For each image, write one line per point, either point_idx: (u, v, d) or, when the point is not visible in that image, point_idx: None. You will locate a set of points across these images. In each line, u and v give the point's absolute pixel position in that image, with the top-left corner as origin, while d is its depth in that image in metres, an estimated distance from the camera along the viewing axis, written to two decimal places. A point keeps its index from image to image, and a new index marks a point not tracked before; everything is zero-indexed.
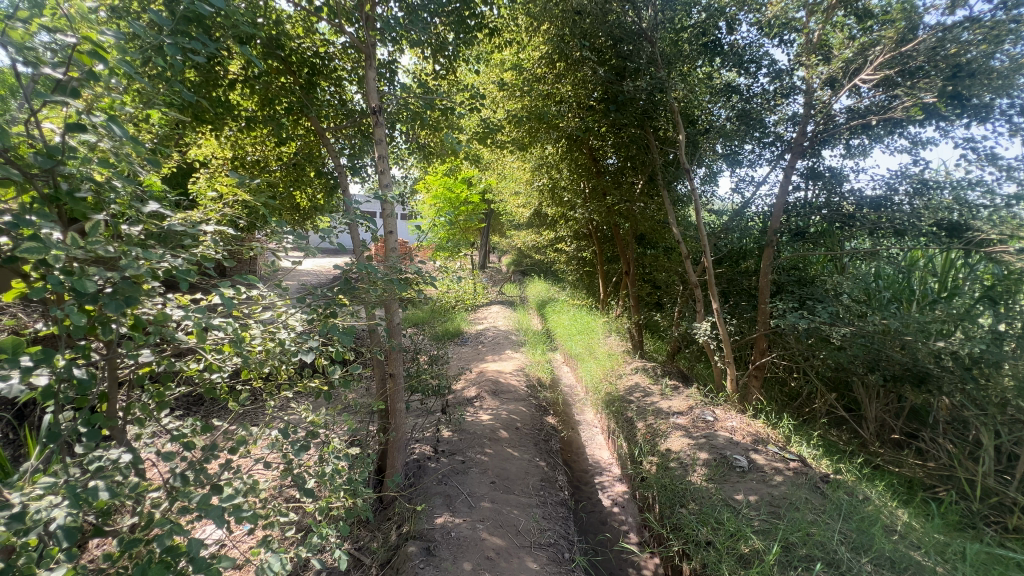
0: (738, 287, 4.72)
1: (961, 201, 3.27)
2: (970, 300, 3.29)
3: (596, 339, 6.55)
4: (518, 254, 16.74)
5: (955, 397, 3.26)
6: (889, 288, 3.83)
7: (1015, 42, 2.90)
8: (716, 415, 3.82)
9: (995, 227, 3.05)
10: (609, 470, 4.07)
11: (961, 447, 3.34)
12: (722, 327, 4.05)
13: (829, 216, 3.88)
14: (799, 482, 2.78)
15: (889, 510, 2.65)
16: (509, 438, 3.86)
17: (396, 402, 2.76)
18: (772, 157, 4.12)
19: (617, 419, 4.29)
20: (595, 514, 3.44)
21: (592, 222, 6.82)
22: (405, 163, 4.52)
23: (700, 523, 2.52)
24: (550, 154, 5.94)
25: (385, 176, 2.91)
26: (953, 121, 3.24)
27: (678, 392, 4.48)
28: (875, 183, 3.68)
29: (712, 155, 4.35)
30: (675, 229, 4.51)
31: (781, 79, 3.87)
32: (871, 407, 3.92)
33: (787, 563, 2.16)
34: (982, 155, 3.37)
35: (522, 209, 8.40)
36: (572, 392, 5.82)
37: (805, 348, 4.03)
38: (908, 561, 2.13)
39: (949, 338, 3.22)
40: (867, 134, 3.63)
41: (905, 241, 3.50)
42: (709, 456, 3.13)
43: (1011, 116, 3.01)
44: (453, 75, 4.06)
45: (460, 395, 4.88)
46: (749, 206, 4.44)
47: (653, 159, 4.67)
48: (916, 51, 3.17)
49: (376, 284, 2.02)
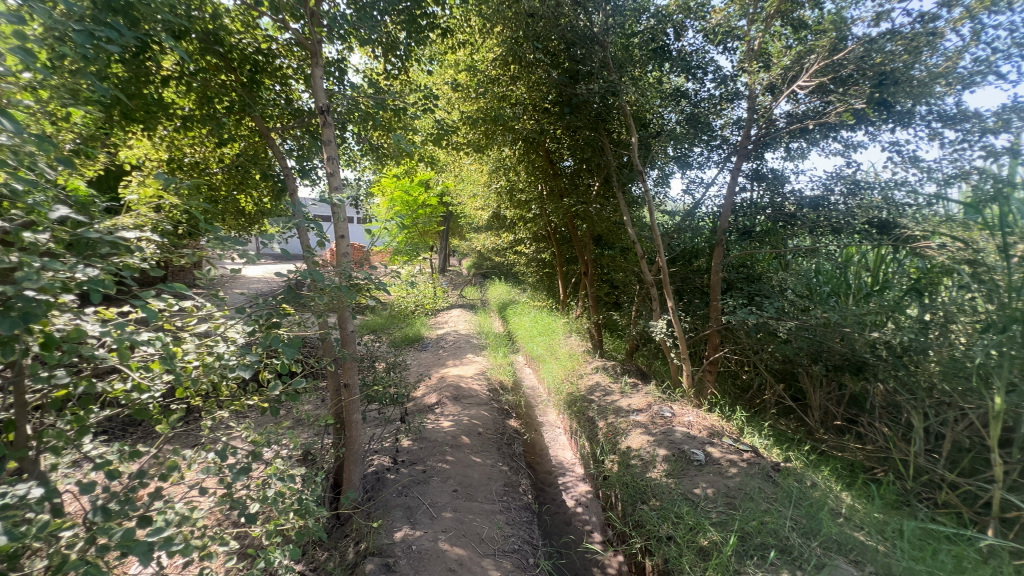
0: (691, 285, 4.87)
1: (889, 200, 3.58)
2: (899, 293, 3.59)
3: (557, 340, 6.60)
4: (477, 257, 16.66)
5: (889, 383, 3.49)
6: (828, 283, 4.07)
7: (932, 54, 3.15)
8: (674, 410, 3.91)
9: (920, 224, 3.37)
10: (572, 471, 4.10)
11: (895, 430, 3.59)
12: (677, 325, 4.16)
13: (773, 215, 4.10)
14: (753, 472, 2.87)
15: (835, 495, 2.80)
16: (471, 444, 3.79)
17: (351, 413, 2.63)
18: (719, 160, 4.30)
19: (580, 419, 4.33)
20: (559, 516, 3.45)
21: (550, 224, 6.90)
22: (358, 165, 4.41)
23: (661, 518, 2.55)
24: (507, 156, 5.93)
25: (335, 179, 2.80)
26: (880, 125, 3.47)
27: (637, 389, 4.56)
28: (813, 184, 3.92)
29: (664, 157, 4.47)
30: (630, 230, 4.59)
31: (725, 84, 4.08)
32: (816, 396, 4.18)
33: (743, 552, 2.20)
34: (905, 158, 3.66)
35: (481, 211, 8.38)
36: (534, 394, 5.83)
37: (755, 342, 4.19)
38: (853, 543, 2.23)
39: (882, 329, 3.46)
40: (805, 138, 3.82)
41: (842, 239, 3.76)
42: (668, 451, 3.19)
43: (930, 121, 3.29)
44: (405, 75, 3.98)
45: (421, 402, 4.77)
46: (699, 207, 4.60)
47: (607, 161, 4.72)
48: (846, 60, 3.39)
49: (323, 292, 1.91)
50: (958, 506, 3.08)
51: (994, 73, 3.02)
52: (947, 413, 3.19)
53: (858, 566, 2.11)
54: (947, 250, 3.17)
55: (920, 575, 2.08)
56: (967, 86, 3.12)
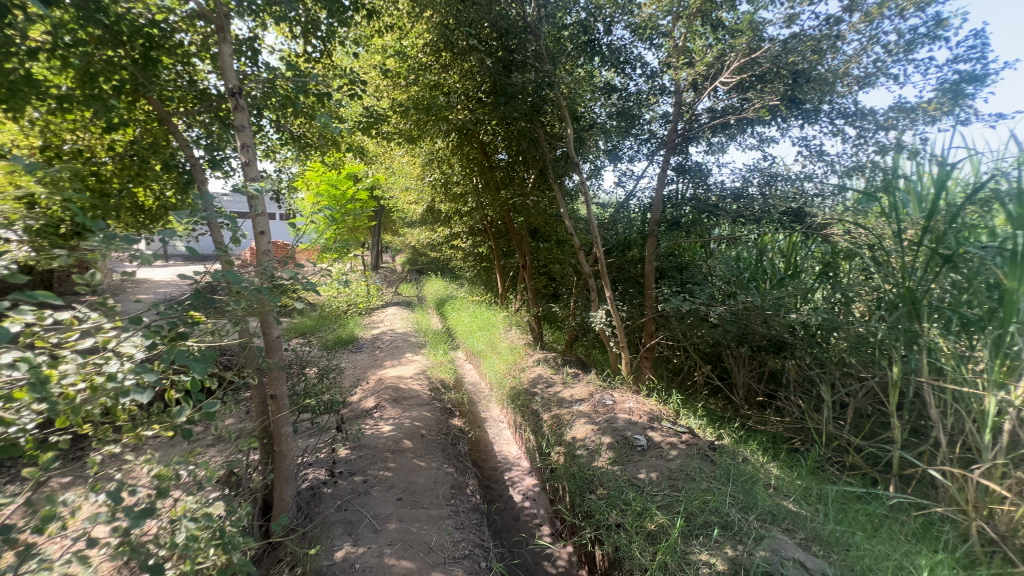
0: (626, 275, 5.01)
1: (801, 191, 3.88)
2: (812, 277, 3.95)
3: (497, 334, 6.56)
4: (411, 253, 16.19)
5: (804, 360, 3.80)
6: (749, 270, 4.36)
7: (835, 54, 3.43)
8: (615, 397, 3.98)
9: (827, 213, 3.67)
10: (518, 465, 4.08)
11: (808, 402, 3.96)
12: (615, 315, 4.25)
13: (699, 207, 4.27)
14: (692, 453, 2.98)
15: (765, 468, 2.98)
16: (413, 447, 3.65)
17: (281, 426, 2.40)
18: (648, 153, 4.43)
19: (523, 413, 4.32)
20: (507, 513, 3.41)
21: (486, 217, 6.83)
22: (278, 156, 4.06)
23: (610, 506, 2.58)
24: (440, 148, 5.76)
25: (251, 169, 2.53)
26: (791, 122, 3.76)
27: (579, 379, 4.62)
28: (734, 176, 4.16)
29: (596, 150, 4.55)
30: (567, 222, 4.61)
31: (653, 80, 4.21)
32: (740, 375, 4.50)
33: (689, 533, 2.26)
34: (813, 152, 3.96)
35: (414, 205, 8.11)
36: (476, 390, 5.74)
37: (686, 329, 4.38)
38: (785, 512, 2.38)
39: (798, 310, 3.75)
40: (725, 133, 4.05)
41: (760, 228, 4.02)
42: (612, 439, 3.24)
43: (833, 118, 3.60)
44: (329, 59, 3.70)
45: (358, 407, 4.52)
46: (631, 199, 4.73)
47: (543, 154, 4.71)
48: (762, 59, 3.59)
49: (240, 297, 1.71)
50: (864, 468, 3.42)
51: (885, 75, 3.35)
52: (853, 383, 3.59)
53: (790, 533, 2.25)
54: (850, 236, 3.51)
55: (842, 535, 2.26)
56: (863, 86, 3.43)
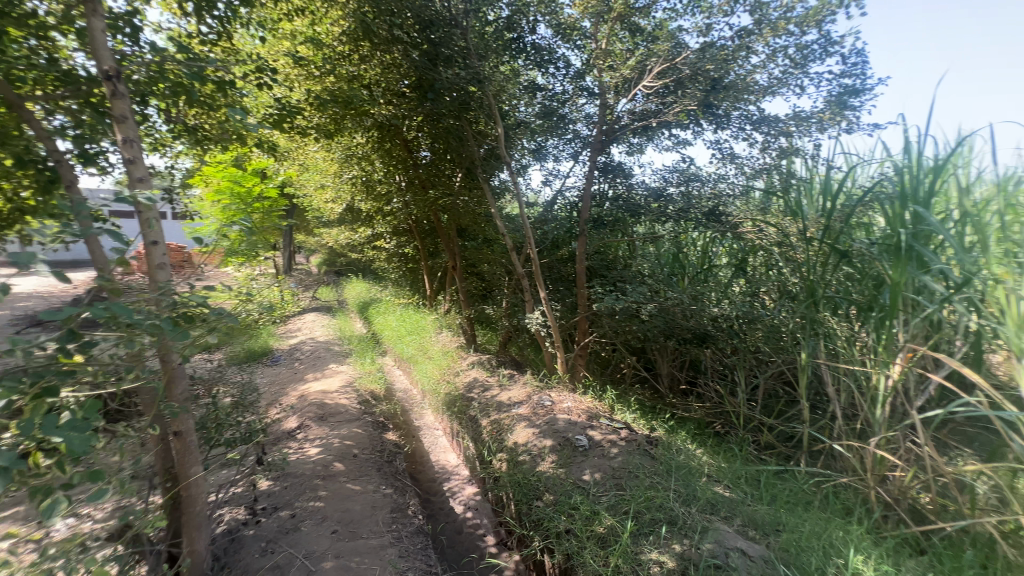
0: (557, 274, 5.05)
1: (716, 192, 4.12)
2: (727, 271, 4.23)
3: (427, 337, 6.34)
4: (328, 254, 15.24)
5: (723, 350, 4.07)
6: (671, 266, 4.58)
7: (744, 64, 3.67)
8: (553, 398, 3.98)
9: (740, 212, 3.94)
10: (457, 474, 3.95)
11: (725, 387, 4.29)
12: (551, 316, 4.28)
13: (624, 206, 4.41)
14: (631, 449, 3.04)
15: (697, 457, 3.12)
16: (345, 470, 3.39)
17: (187, 468, 2.08)
18: (572, 153, 4.49)
19: (461, 420, 4.19)
20: (449, 528, 3.28)
21: (412, 217, 6.57)
22: (169, 150, 3.55)
23: (558, 513, 2.56)
24: (359, 144, 5.42)
25: (137, 167, 2.15)
26: (706, 126, 3.98)
27: (515, 380, 4.59)
28: (656, 176, 4.32)
29: (521, 148, 4.55)
30: (498, 222, 4.54)
31: (576, 80, 4.26)
32: (664, 365, 4.75)
33: (638, 533, 2.30)
34: (725, 155, 4.22)
35: (331, 204, 7.60)
36: (408, 397, 5.51)
37: (617, 325, 4.51)
38: (721, 501, 2.50)
39: (718, 304, 3.99)
40: (646, 134, 4.19)
41: (681, 227, 4.23)
42: (554, 441, 3.22)
43: (743, 123, 3.86)
44: (229, 42, 3.29)
45: (277, 430, 4.11)
46: (558, 198, 4.78)
47: (471, 152, 4.59)
48: (682, 65, 3.77)
49: (131, 328, 1.45)
50: (778, 446, 3.76)
51: (786, 86, 3.63)
52: (763, 367, 3.97)
53: (729, 521, 2.36)
54: (763, 234, 3.78)
55: (773, 517, 2.42)
56: (767, 95, 3.71)
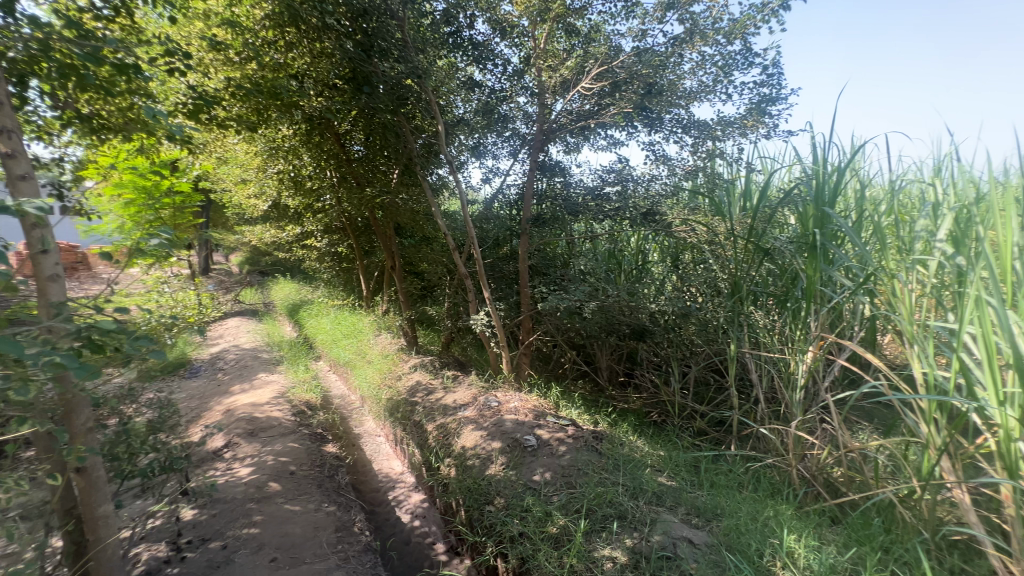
0: (500, 273, 5.02)
1: (651, 191, 4.28)
2: (661, 267, 4.41)
3: (365, 340, 6.08)
4: (252, 253, 14.19)
5: (660, 343, 4.25)
6: (609, 263, 4.71)
7: (675, 70, 3.84)
8: (500, 398, 3.96)
9: (674, 212, 4.12)
10: (402, 481, 3.83)
11: (660, 377, 4.49)
12: (495, 316, 4.25)
13: (564, 205, 4.45)
14: (579, 445, 3.07)
15: (640, 448, 3.23)
16: (281, 490, 3.21)
17: (94, 510, 1.88)
18: (511, 151, 4.48)
19: (405, 426, 4.06)
20: (396, 540, 3.17)
21: (345, 214, 6.26)
22: (57, 140, 3.10)
23: (510, 517, 2.56)
24: (285, 136, 5.06)
25: (17, 163, 1.84)
26: (639, 128, 4.11)
27: (459, 382, 4.51)
28: (594, 176, 4.41)
29: (460, 144, 4.45)
30: (440, 221, 4.43)
31: (515, 78, 4.24)
32: (603, 359, 4.89)
33: (591, 530, 2.35)
34: (658, 157, 4.39)
35: (255, 200, 7.08)
36: (346, 404, 5.26)
37: (560, 322, 4.58)
38: (666, 491, 2.61)
39: (654, 299, 4.16)
40: (584, 134, 4.26)
41: (619, 226, 4.35)
42: (503, 443, 3.20)
43: (675, 126, 4.03)
44: (130, 20, 2.92)
45: (200, 450, 3.77)
46: (498, 195, 4.76)
47: (408, 148, 4.42)
48: (619, 67, 3.86)
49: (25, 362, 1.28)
50: (710, 431, 4.00)
51: (712, 92, 3.84)
52: (693, 357, 4.19)
53: (675, 511, 2.47)
54: (696, 233, 3.98)
55: (712, 503, 2.57)
56: (696, 100, 3.90)
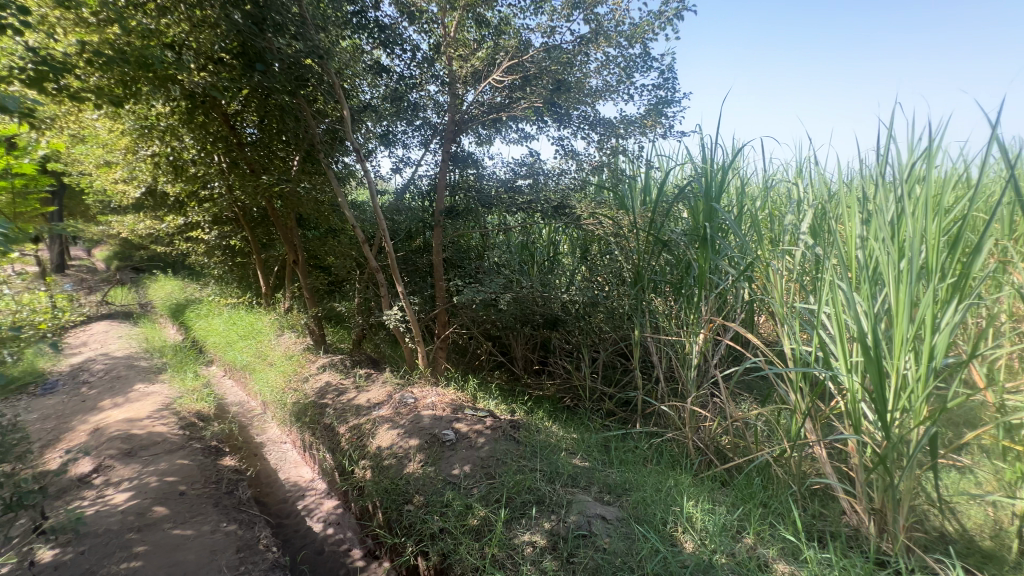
0: (413, 266, 4.88)
1: (560, 184, 4.40)
2: (571, 258, 4.58)
3: (265, 341, 5.61)
4: (122, 246, 12.38)
5: (572, 331, 4.43)
6: (523, 255, 4.80)
7: (581, 67, 4.00)
8: (417, 394, 3.87)
9: (583, 206, 4.27)
10: (312, 489, 3.61)
11: (571, 363, 4.69)
12: (409, 310, 4.13)
13: (477, 197, 4.45)
14: (497, 436, 3.10)
15: (556, 434, 3.35)
16: (169, 515, 2.89)
17: None
18: (422, 140, 4.37)
19: (314, 430, 3.83)
20: (308, 551, 2.98)
21: (238, 203, 5.69)
22: None
23: (431, 514, 2.54)
24: (161, 114, 4.47)
25: None
26: (549, 123, 4.20)
27: (373, 380, 4.34)
28: (506, 168, 4.45)
29: (367, 131, 4.25)
30: (347, 213, 4.18)
31: (424, 66, 4.12)
32: (518, 348, 4.99)
33: (511, 518, 2.41)
34: (566, 152, 4.54)
35: (124, 186, 6.19)
36: (245, 411, 4.83)
37: (476, 315, 4.57)
38: (579, 472, 2.75)
39: (565, 289, 4.32)
40: (496, 127, 4.27)
41: (531, 218, 4.43)
42: (421, 440, 3.14)
43: (582, 123, 4.18)
44: None
45: (62, 479, 3.25)
46: (410, 186, 4.63)
47: (310, 133, 4.12)
48: (529, 62, 3.93)
49: None
50: (618, 412, 4.28)
51: (614, 92, 4.05)
52: (602, 344, 4.43)
53: (589, 490, 2.61)
54: (603, 226, 4.18)
55: (621, 479, 2.74)
56: (600, 98, 4.09)
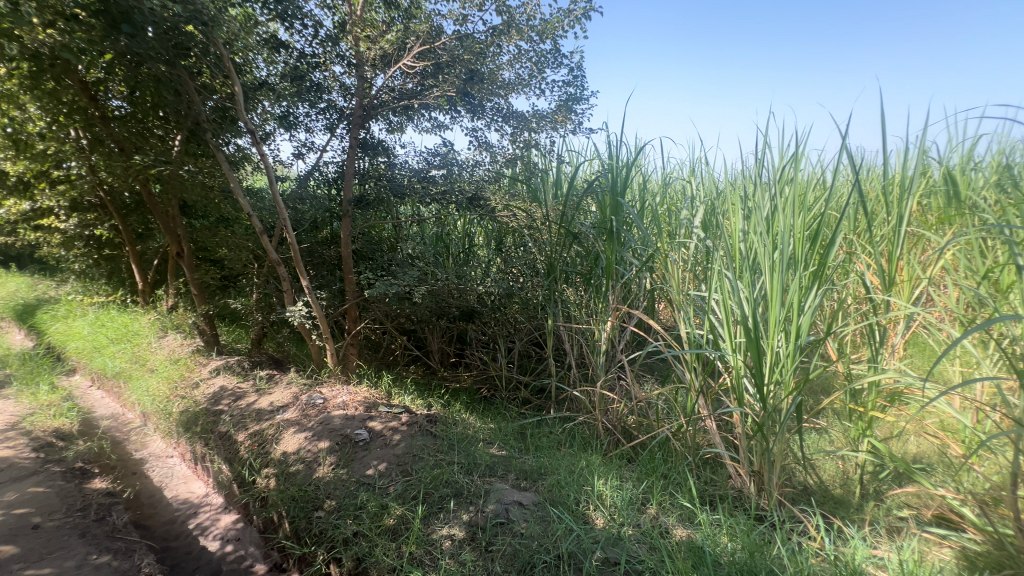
0: (320, 258, 4.57)
1: (474, 176, 4.37)
2: (487, 250, 4.59)
3: (143, 344, 4.95)
4: None
5: (488, 322, 4.46)
6: (437, 246, 4.72)
7: (494, 59, 3.99)
8: (326, 394, 3.65)
9: (497, 199, 4.28)
10: (206, 504, 3.27)
11: (488, 354, 4.73)
12: (315, 306, 3.87)
13: (389, 186, 4.29)
14: (413, 432, 3.03)
15: (473, 425, 3.36)
16: (17, 555, 2.49)
17: None
18: (327, 125, 4.10)
19: (207, 440, 3.47)
20: (202, 574, 2.70)
21: (105, 187, 4.93)
22: None
23: (343, 519, 2.43)
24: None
25: None
26: (462, 113, 4.15)
27: (276, 381, 4.03)
28: (418, 158, 4.32)
29: (264, 112, 3.89)
30: (241, 200, 3.77)
31: (327, 44, 3.83)
32: (435, 341, 4.92)
33: (428, 513, 2.38)
34: (480, 143, 4.52)
35: None
36: (120, 424, 4.24)
37: (389, 309, 4.42)
38: (496, 462, 2.79)
39: (481, 281, 4.32)
40: (407, 114, 4.13)
41: (446, 209, 4.36)
42: (331, 442, 2.98)
43: (495, 115, 4.17)
44: None
45: None
46: (314, 173, 4.33)
47: (195, 110, 3.68)
48: (441, 50, 3.86)
49: None
50: (534, 400, 4.42)
51: (526, 86, 4.10)
52: (517, 335, 4.50)
53: (506, 478, 2.66)
54: (517, 218, 4.23)
55: (537, 465, 2.83)
56: (514, 92, 4.11)
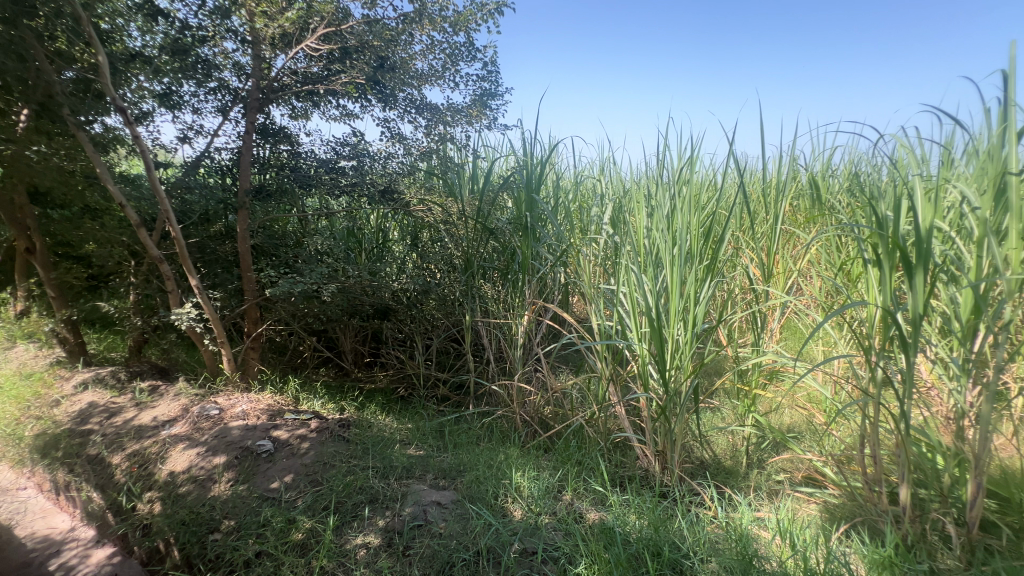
0: (212, 255, 4.13)
1: (387, 168, 4.21)
2: (402, 245, 4.45)
3: None
4: None
5: (404, 320, 4.33)
6: (348, 241, 4.48)
7: (407, 48, 3.85)
8: (221, 404, 3.32)
9: (413, 193, 4.16)
10: (72, 540, 2.83)
11: (404, 352, 4.59)
12: (207, 307, 3.49)
13: (292, 177, 3.98)
14: (324, 438, 2.86)
15: (390, 427, 3.25)
16: None
17: None
18: (218, 106, 3.70)
19: (72, 466, 3.00)
20: None
21: None
22: None
23: (243, 539, 2.23)
24: None
25: None
26: (373, 102, 3.96)
27: (160, 393, 3.58)
28: (325, 148, 4.06)
29: (138, 88, 3.41)
30: (110, 186, 3.27)
31: (216, 16, 3.43)
32: (347, 341, 4.68)
33: (340, 523, 2.27)
34: (393, 135, 4.36)
35: None
36: None
37: (294, 309, 4.11)
38: (413, 463, 2.72)
39: (395, 277, 4.18)
40: (312, 100, 3.85)
41: (357, 203, 4.15)
42: (229, 456, 2.72)
43: (408, 106, 4.05)
44: None
45: None
46: (203, 160, 3.89)
47: (47, 80, 3.13)
48: (348, 34, 3.65)
49: None
50: (452, 397, 4.39)
51: (441, 78, 4.02)
52: (434, 331, 4.42)
53: (424, 479, 2.61)
54: (433, 213, 4.15)
55: (456, 463, 2.81)
56: (428, 83, 4.01)
